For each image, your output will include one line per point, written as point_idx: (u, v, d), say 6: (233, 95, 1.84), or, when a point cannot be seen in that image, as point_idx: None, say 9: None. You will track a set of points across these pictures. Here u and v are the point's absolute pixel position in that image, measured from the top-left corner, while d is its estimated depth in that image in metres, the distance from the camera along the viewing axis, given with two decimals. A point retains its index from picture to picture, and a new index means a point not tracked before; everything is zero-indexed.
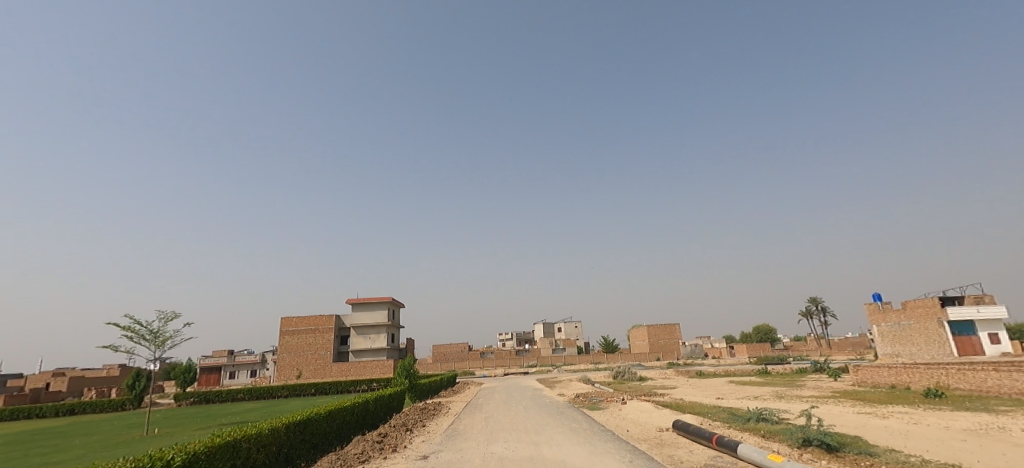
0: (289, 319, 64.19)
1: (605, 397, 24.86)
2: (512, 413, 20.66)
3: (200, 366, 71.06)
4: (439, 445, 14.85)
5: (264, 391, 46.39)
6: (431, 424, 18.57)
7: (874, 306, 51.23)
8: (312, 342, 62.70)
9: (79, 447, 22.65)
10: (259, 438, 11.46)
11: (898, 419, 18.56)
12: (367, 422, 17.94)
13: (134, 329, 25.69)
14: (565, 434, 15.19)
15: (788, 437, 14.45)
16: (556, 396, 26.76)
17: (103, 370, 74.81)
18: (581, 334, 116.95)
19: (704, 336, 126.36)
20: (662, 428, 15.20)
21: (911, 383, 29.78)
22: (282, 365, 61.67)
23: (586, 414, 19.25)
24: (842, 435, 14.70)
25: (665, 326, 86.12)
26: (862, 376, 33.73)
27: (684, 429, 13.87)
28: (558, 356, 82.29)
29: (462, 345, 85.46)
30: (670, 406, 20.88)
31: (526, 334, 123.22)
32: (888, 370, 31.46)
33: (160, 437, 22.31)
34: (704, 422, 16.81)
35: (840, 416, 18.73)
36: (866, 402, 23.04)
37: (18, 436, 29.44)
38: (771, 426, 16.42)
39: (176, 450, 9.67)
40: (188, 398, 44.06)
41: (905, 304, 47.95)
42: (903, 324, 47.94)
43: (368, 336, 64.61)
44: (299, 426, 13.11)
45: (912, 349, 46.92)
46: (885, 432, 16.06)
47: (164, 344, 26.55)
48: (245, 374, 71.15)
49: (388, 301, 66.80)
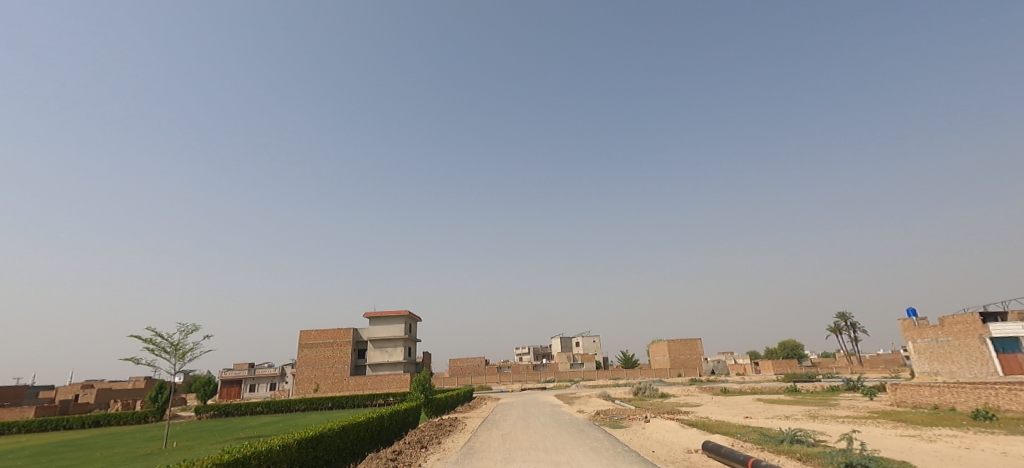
0: (308, 332, 64.29)
1: (627, 414, 23.91)
2: (530, 430, 19.95)
3: (222, 379, 71.68)
4: (455, 464, 14.18)
5: (282, 405, 46.30)
6: (447, 441, 17.99)
7: (909, 322, 48.98)
8: (329, 355, 62.68)
9: (100, 460, 22.57)
10: (269, 453, 10.99)
11: (947, 444, 17.29)
12: (381, 439, 17.42)
13: (155, 341, 25.63)
14: (587, 454, 14.37)
15: (828, 461, 13.44)
16: (575, 413, 25.98)
17: (129, 382, 76.04)
18: (599, 348, 115.26)
19: (727, 352, 123.43)
20: (691, 449, 14.32)
21: (955, 404, 28.05)
22: (300, 379, 61.74)
23: (608, 432, 18.38)
24: (888, 461, 13.59)
25: (686, 341, 84.09)
26: (900, 396, 31.98)
27: (715, 451, 12.98)
28: (576, 371, 80.81)
29: (479, 360, 84.78)
30: (696, 425, 19.89)
31: (544, 348, 121.86)
32: (929, 390, 29.76)
33: (178, 451, 22.10)
34: (735, 443, 15.81)
35: (883, 439, 17.54)
36: (909, 424, 21.66)
37: (41, 448, 29.61)
38: (807, 449, 15.44)
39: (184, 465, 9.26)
40: (208, 411, 44.20)
41: (943, 320, 45.75)
42: (940, 340, 45.68)
43: (385, 350, 64.42)
44: (311, 442, 12.62)
45: (951, 366, 44.62)
46: (935, 457, 14.93)
47: (185, 357, 26.45)
48: (265, 387, 71.56)
49: (405, 314, 66.51)
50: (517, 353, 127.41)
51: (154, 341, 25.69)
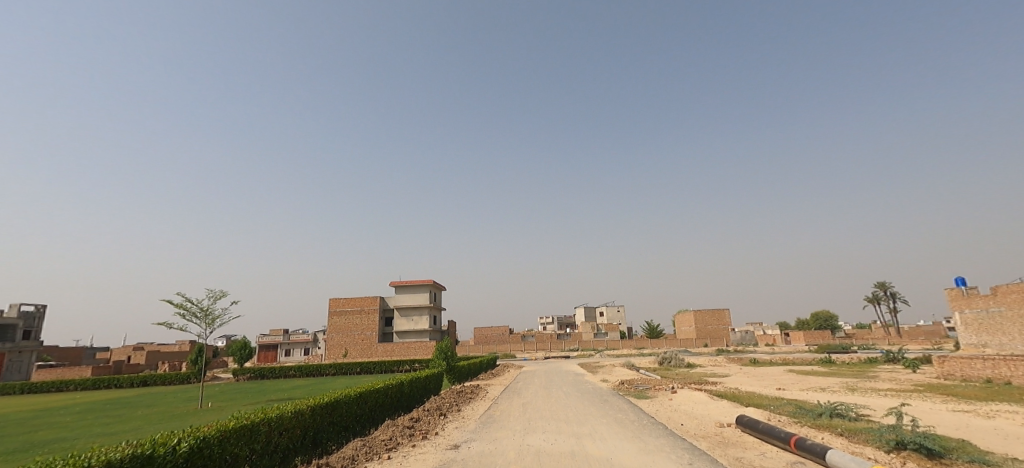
0: (337, 300, 65.33)
1: (652, 384, 23.19)
2: (552, 399, 19.40)
3: (260, 343, 74.19)
4: (473, 433, 13.63)
5: (314, 369, 47.34)
6: (467, 409, 17.63)
7: (957, 292, 46.25)
8: (358, 323, 63.79)
9: (138, 418, 23.02)
10: (280, 419, 10.49)
11: (1006, 421, 15.94)
12: (401, 404, 17.17)
13: (185, 306, 25.92)
14: (611, 426, 13.56)
15: (875, 438, 12.34)
16: (599, 383, 25.39)
17: (174, 345, 79.46)
18: (624, 318, 114.56)
19: (756, 322, 121.17)
20: (723, 423, 13.39)
21: (1011, 378, 26.22)
22: (331, 345, 63.23)
23: (634, 403, 17.61)
24: (946, 440, 12.35)
25: (714, 311, 82.28)
26: (948, 368, 30.18)
27: (751, 426, 12.02)
28: (601, 340, 80.32)
29: (504, 328, 85.48)
30: (727, 397, 18.90)
31: (568, 317, 121.66)
32: (982, 362, 27.92)
33: (211, 411, 22.41)
34: (771, 417, 14.79)
35: (935, 415, 16.25)
36: (960, 398, 20.28)
37: (91, 405, 30.90)
38: (851, 424, 14.37)
39: (185, 433, 8.61)
40: (245, 373, 45.58)
41: (995, 289, 42.98)
42: (991, 310, 43.01)
43: (412, 318, 65.13)
44: (326, 409, 12.21)
45: (1002, 338, 42.07)
46: (995, 435, 13.69)
47: (214, 322, 26.77)
48: (299, 352, 73.76)
49: (430, 283, 66.74)
50: (542, 322, 128.06)
51: (185, 306, 25.93)
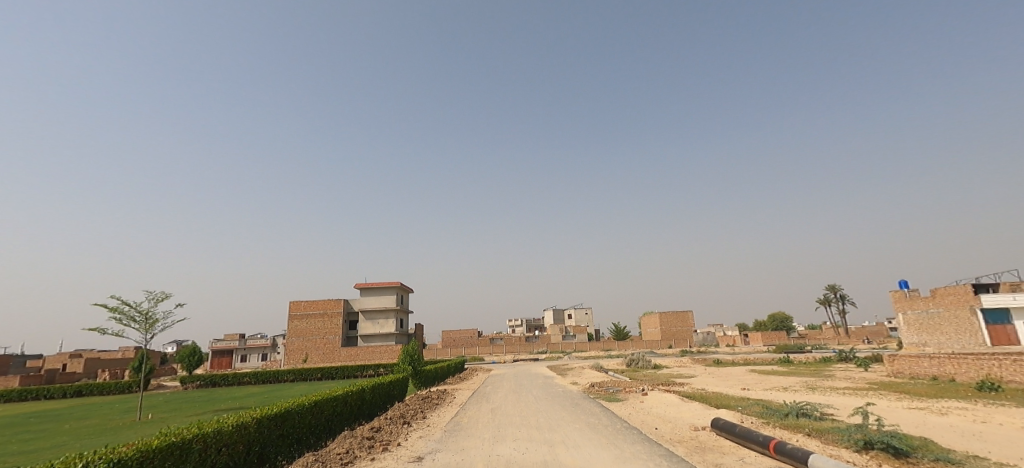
0: (298, 303, 62.90)
1: (623, 387, 23.01)
2: (522, 404, 18.95)
3: (213, 349, 70.53)
4: (438, 443, 12.90)
5: (270, 375, 45.24)
6: (432, 416, 16.90)
7: (901, 293, 48.50)
8: (320, 326, 61.60)
9: (65, 433, 21.06)
10: (218, 435, 9.50)
11: (960, 417, 16.42)
12: (362, 413, 16.26)
13: (121, 310, 24.00)
14: (584, 432, 13.08)
15: (844, 438, 12.38)
16: (569, 386, 25.11)
17: (118, 352, 74.61)
18: (591, 320, 115.42)
19: (718, 324, 124.36)
20: (698, 426, 13.20)
21: (956, 375, 27.38)
22: (291, 349, 60.86)
23: (605, 406, 17.32)
24: (911, 438, 12.48)
25: (678, 313, 83.67)
26: (897, 367, 31.32)
27: (727, 430, 11.82)
28: (569, 342, 80.38)
29: (472, 331, 84.61)
30: (696, 398, 18.89)
31: (536, 320, 121.68)
32: (929, 360, 29.08)
33: (150, 424, 20.77)
34: (743, 419, 14.69)
35: (895, 413, 16.60)
36: (913, 396, 20.96)
37: (14, 419, 28.23)
38: (818, 424, 14.44)
39: (97, 456, 7.59)
40: (193, 381, 42.97)
41: (934, 291, 45.23)
42: (931, 311, 45.27)
43: (377, 321, 63.36)
44: (276, 420, 11.28)
45: (940, 337, 44.38)
46: (954, 432, 14.02)
47: (155, 327, 24.99)
48: (256, 357, 70.73)
49: (396, 286, 65.18)
50: (509, 325, 127.72)
51: (121, 310, 24.04)
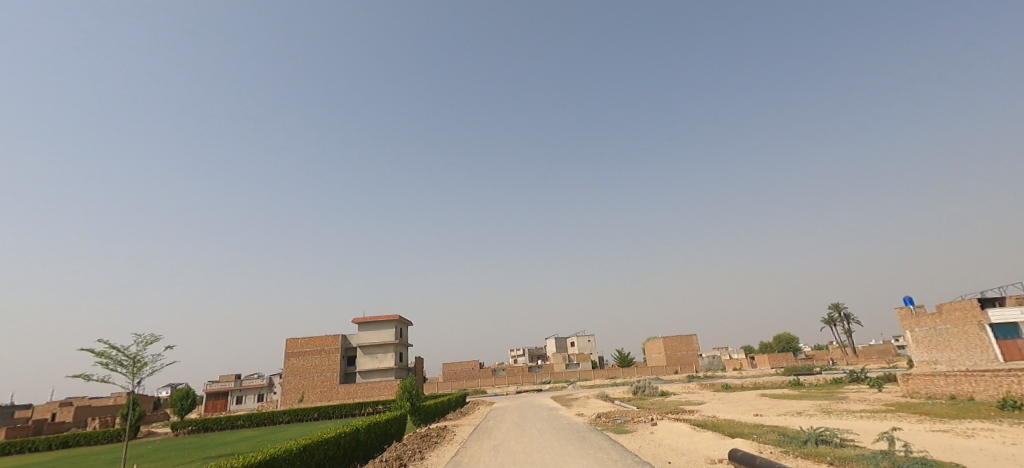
0: (295, 340, 61.72)
1: (630, 417, 21.99)
2: (525, 440, 18.00)
3: (207, 392, 68.62)
4: None
5: (265, 417, 43.76)
6: (431, 456, 16.00)
7: (906, 310, 47.59)
8: (318, 363, 60.18)
9: None
10: None
11: (987, 439, 15.59)
12: (355, 455, 15.30)
13: (107, 354, 23.17)
14: None
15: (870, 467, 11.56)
16: (574, 417, 24.03)
17: (109, 398, 72.50)
18: (594, 347, 113.34)
19: (722, 347, 122.29)
20: (715, 459, 12.39)
21: (974, 394, 26.41)
22: (287, 389, 59.27)
23: (613, 439, 16.45)
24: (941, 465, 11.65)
25: (681, 337, 82.31)
26: (912, 386, 30.24)
27: (747, 462, 11.02)
28: (572, 371, 78.61)
29: (473, 363, 82.93)
30: (709, 426, 17.96)
31: (538, 349, 119.58)
32: (944, 379, 28.07)
33: None
34: (761, 448, 13.85)
35: (919, 437, 15.73)
36: (933, 417, 20.03)
37: None
38: (840, 451, 13.57)
39: None
40: (185, 427, 41.45)
41: (940, 308, 44.39)
42: (939, 328, 44.31)
43: (375, 356, 62.01)
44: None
45: (951, 354, 43.30)
46: (984, 456, 13.21)
47: (142, 371, 24.03)
48: (252, 398, 68.85)
49: (395, 319, 64.05)
50: (512, 355, 125.41)
51: (107, 354, 23.18)
